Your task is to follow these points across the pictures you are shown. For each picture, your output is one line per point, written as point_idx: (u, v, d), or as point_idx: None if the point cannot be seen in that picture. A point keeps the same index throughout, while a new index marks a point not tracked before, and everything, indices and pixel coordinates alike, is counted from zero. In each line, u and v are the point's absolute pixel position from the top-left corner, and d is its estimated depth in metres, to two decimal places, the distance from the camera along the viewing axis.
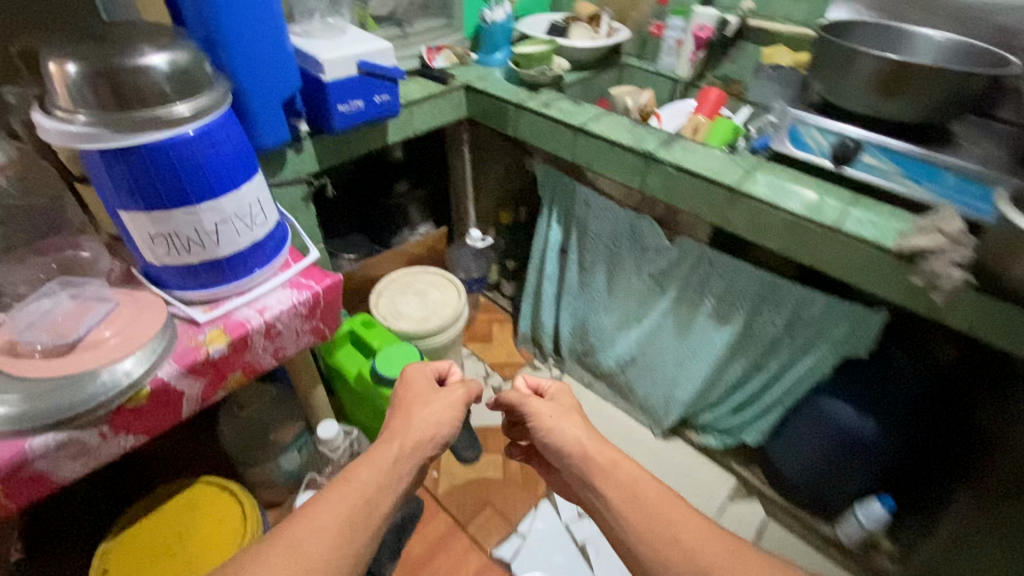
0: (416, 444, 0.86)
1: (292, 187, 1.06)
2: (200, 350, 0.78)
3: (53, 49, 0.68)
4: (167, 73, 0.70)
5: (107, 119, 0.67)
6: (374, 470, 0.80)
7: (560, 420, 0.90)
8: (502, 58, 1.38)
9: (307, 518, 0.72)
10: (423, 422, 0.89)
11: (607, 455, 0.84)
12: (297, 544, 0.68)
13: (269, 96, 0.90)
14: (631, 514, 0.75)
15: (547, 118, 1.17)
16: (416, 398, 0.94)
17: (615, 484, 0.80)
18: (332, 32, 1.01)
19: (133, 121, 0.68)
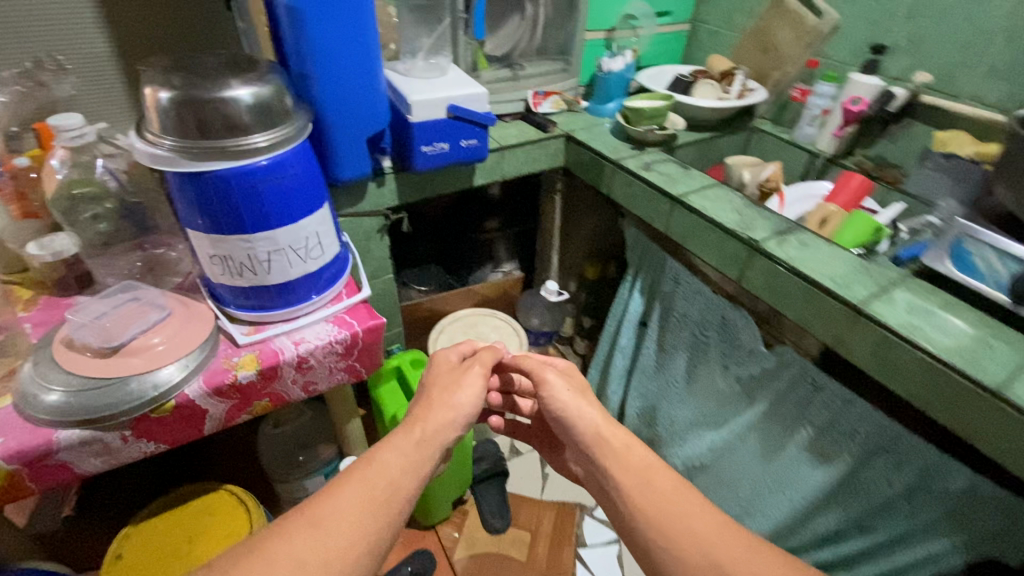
0: (441, 431, 0.75)
1: (369, 220, 1.07)
2: (229, 373, 0.78)
3: (157, 75, 0.73)
4: (249, 106, 0.72)
5: (187, 145, 0.71)
6: (399, 455, 0.69)
7: (572, 392, 0.84)
8: (614, 108, 1.29)
9: (328, 502, 0.62)
10: (445, 400, 0.79)
11: (619, 437, 0.75)
12: (319, 531, 0.59)
13: (354, 132, 0.91)
14: (643, 504, 0.66)
15: (644, 182, 1.05)
16: (440, 376, 0.85)
17: (628, 468, 0.70)
18: (433, 73, 1.03)
19: (209, 148, 0.71)
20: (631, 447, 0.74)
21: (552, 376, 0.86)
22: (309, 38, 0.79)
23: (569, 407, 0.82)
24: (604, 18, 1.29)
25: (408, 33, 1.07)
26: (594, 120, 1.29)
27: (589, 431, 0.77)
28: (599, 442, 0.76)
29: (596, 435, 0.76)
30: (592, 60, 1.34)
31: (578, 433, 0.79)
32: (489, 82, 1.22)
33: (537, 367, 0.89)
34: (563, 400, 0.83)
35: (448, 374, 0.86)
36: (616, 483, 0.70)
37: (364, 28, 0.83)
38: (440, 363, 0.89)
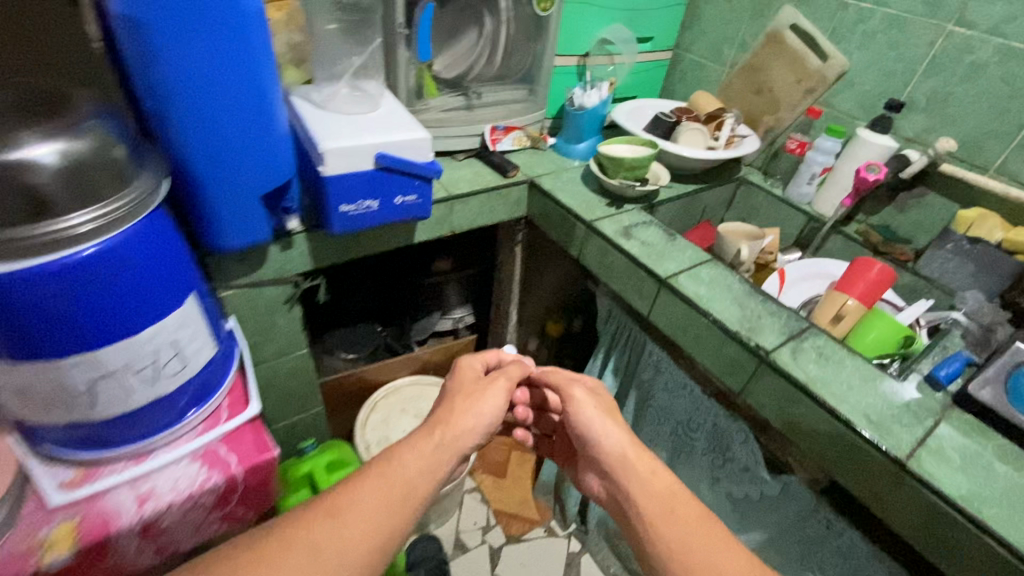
0: (466, 432, 0.63)
1: (269, 294, 0.81)
2: (28, 559, 0.52)
3: None
4: (53, 170, 0.47)
5: None
6: (421, 454, 0.57)
7: (599, 410, 0.71)
8: (586, 149, 1.10)
9: (347, 496, 0.51)
10: (468, 409, 0.66)
11: (643, 458, 0.64)
12: (337, 525, 0.48)
13: (244, 190, 0.66)
14: (665, 533, 0.55)
15: (624, 253, 0.85)
16: (462, 377, 0.72)
17: (650, 491, 0.59)
18: (358, 104, 0.77)
19: None
20: (654, 470, 0.62)
21: (579, 393, 0.73)
22: (159, 64, 0.53)
23: (594, 427, 0.69)
24: (578, 42, 1.08)
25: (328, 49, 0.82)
26: (562, 164, 1.08)
27: (614, 451, 0.65)
28: (622, 461, 0.64)
29: (621, 455, 0.65)
30: (562, 89, 1.13)
31: (599, 452, 0.67)
32: (438, 112, 0.99)
33: (563, 382, 0.76)
34: (585, 417, 0.71)
35: (473, 379, 0.72)
36: (635, 506, 0.59)
37: (250, 51, 0.57)
38: (464, 368, 0.74)
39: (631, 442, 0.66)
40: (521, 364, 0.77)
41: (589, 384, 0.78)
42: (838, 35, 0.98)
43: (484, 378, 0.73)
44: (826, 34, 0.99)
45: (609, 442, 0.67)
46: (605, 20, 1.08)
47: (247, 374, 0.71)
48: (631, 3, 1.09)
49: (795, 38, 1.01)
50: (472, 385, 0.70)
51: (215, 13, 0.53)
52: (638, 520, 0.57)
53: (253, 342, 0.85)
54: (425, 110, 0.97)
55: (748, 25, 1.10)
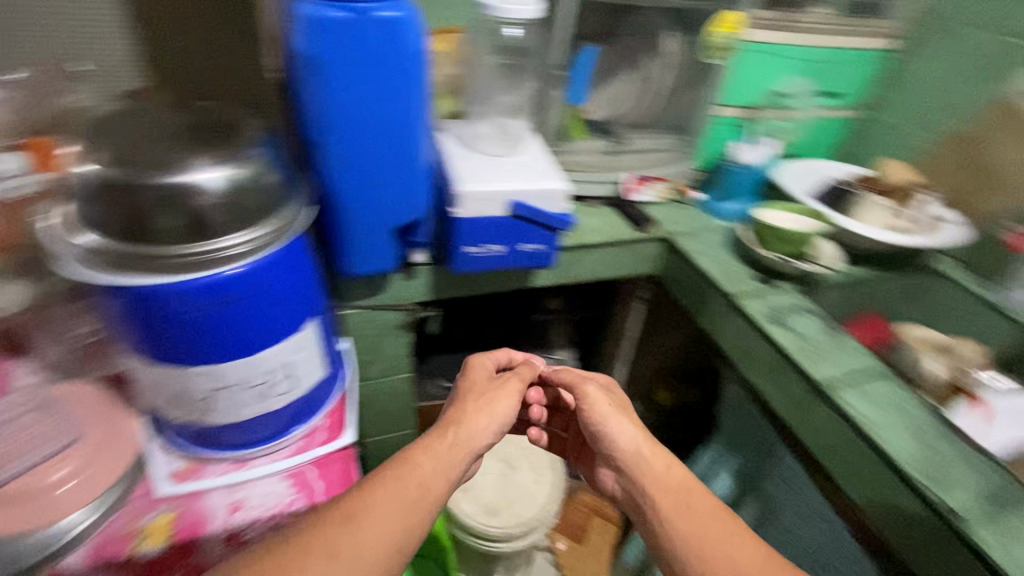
0: (481, 432, 0.60)
1: (383, 318, 0.82)
2: (129, 543, 0.54)
3: (104, 138, 0.52)
4: (218, 195, 0.50)
5: (120, 245, 0.49)
6: (434, 454, 0.55)
7: (611, 408, 0.66)
8: (736, 210, 0.98)
9: (363, 501, 0.49)
10: (481, 410, 0.62)
11: (659, 453, 0.62)
12: (354, 534, 0.47)
13: (377, 221, 0.66)
14: (681, 523, 0.55)
15: (769, 343, 0.73)
16: (475, 377, 0.67)
17: (666, 488, 0.58)
18: (501, 145, 0.75)
19: (149, 255, 0.49)
20: (667, 462, 0.60)
21: (592, 391, 0.67)
22: (324, 99, 0.55)
23: (609, 426, 0.65)
24: (748, 92, 0.97)
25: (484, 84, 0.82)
26: (706, 222, 0.97)
27: (627, 447, 0.63)
28: (637, 457, 0.62)
29: (634, 452, 0.62)
30: (720, 141, 1.02)
31: (613, 448, 0.63)
32: (581, 154, 0.94)
33: (572, 378, 0.70)
34: (601, 414, 0.66)
35: (485, 379, 0.67)
36: (650, 499, 0.58)
37: (407, 92, 0.58)
38: (475, 366, 0.69)
39: (642, 436, 0.63)
40: (532, 364, 0.72)
41: (602, 379, 0.71)
42: None
43: (496, 378, 0.68)
44: None
45: (626, 441, 0.63)
46: (784, 72, 0.96)
47: (348, 401, 0.70)
48: (819, 54, 0.96)
49: None
50: (482, 385, 0.66)
51: (382, 55, 0.54)
52: (658, 516, 0.56)
53: (361, 360, 0.86)
54: (567, 150, 0.93)
55: (973, 89, 0.91)
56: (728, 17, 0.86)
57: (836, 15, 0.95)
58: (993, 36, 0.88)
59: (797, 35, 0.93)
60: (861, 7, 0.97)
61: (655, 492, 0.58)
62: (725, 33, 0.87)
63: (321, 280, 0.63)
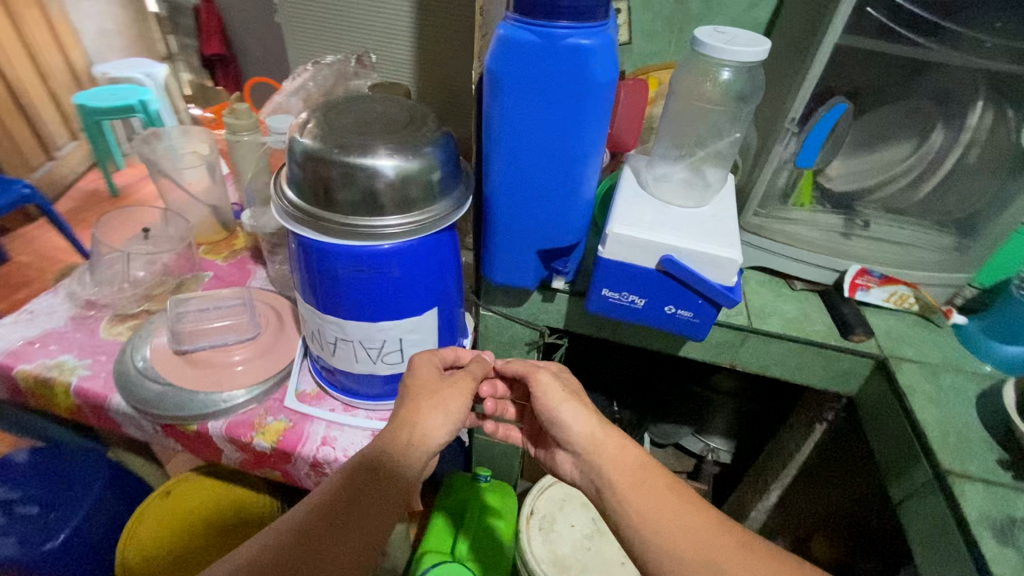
0: (436, 430, 0.61)
1: (515, 330, 0.83)
2: (251, 432, 0.67)
3: (324, 112, 0.61)
4: (389, 180, 0.55)
5: (305, 206, 0.57)
6: (405, 456, 0.57)
7: (565, 394, 0.66)
8: (1018, 357, 0.68)
9: (373, 480, 0.55)
10: (435, 408, 0.62)
11: (611, 434, 0.63)
12: (364, 509, 0.53)
13: (526, 237, 0.67)
14: (632, 496, 0.56)
15: (980, 561, 0.49)
16: (424, 372, 0.64)
17: (620, 464, 0.59)
18: (685, 193, 0.66)
19: (322, 220, 0.56)
20: (621, 443, 0.61)
21: (545, 378, 0.67)
22: (501, 114, 0.57)
23: (562, 413, 0.65)
24: None
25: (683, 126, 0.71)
26: (956, 359, 0.70)
27: (581, 432, 0.63)
28: (593, 442, 0.62)
29: (592, 437, 0.62)
30: (1022, 254, 0.73)
31: (568, 436, 0.64)
32: (797, 226, 0.78)
33: (525, 368, 0.69)
34: (552, 406, 0.65)
35: (436, 377, 0.64)
36: (606, 480, 0.59)
37: (581, 118, 0.56)
38: (421, 364, 0.65)
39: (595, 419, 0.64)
40: (482, 359, 0.70)
41: (554, 368, 0.71)
42: None
43: (447, 376, 0.65)
44: None
45: (580, 427, 0.63)
46: None
47: None
48: None
49: None
50: (433, 384, 0.63)
51: (563, 79, 0.53)
52: (610, 489, 0.58)
53: None
54: (779, 216, 0.78)
55: None
56: None
57: None
58: None
59: None
60: None
61: (613, 463, 0.60)
62: None
63: (453, 274, 0.67)
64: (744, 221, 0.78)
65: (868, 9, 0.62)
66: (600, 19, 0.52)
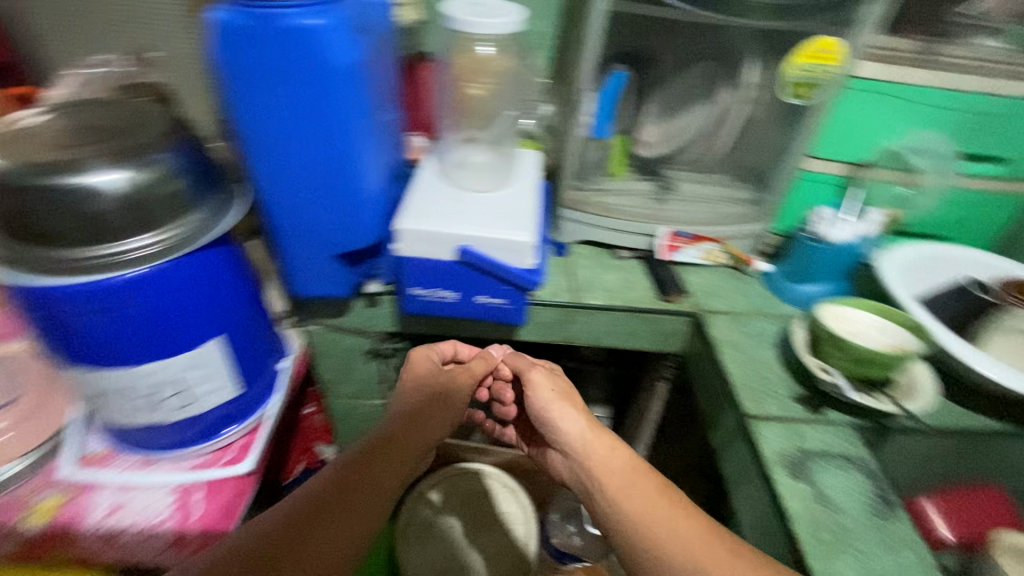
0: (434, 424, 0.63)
1: (347, 341, 0.77)
2: (18, 513, 0.58)
3: (33, 135, 0.52)
4: (111, 198, 0.47)
5: (18, 244, 0.49)
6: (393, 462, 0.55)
7: (554, 394, 0.63)
8: (810, 294, 0.74)
9: (383, 451, 0.55)
10: (435, 408, 0.63)
11: (606, 437, 0.57)
12: (375, 476, 0.52)
13: (318, 245, 0.60)
14: (622, 506, 0.50)
15: (772, 495, 0.52)
16: (423, 367, 0.66)
17: (614, 469, 0.54)
18: (483, 178, 0.63)
19: (41, 258, 0.48)
20: (614, 445, 0.56)
21: (537, 376, 0.64)
22: (242, 113, 0.50)
23: (550, 410, 0.62)
24: (854, 145, 0.72)
25: (467, 107, 0.67)
26: (762, 305, 0.75)
27: (574, 434, 0.58)
28: (585, 444, 0.57)
29: (586, 438, 0.58)
30: (808, 200, 0.78)
31: (558, 436, 0.60)
32: (613, 196, 0.78)
33: (522, 365, 0.67)
34: (541, 401, 0.63)
35: (428, 375, 0.65)
36: (597, 483, 0.53)
37: (335, 110, 0.51)
38: (420, 360, 0.67)
39: (591, 424, 0.59)
40: (484, 357, 0.70)
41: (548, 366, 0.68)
42: None
43: (443, 372, 0.66)
44: None
45: (569, 425, 0.59)
46: (913, 124, 0.70)
47: (265, 423, 0.67)
48: (978, 105, 0.67)
49: None
50: (430, 378, 0.65)
51: (299, 69, 0.48)
52: (601, 492, 0.52)
53: (328, 377, 0.82)
54: (596, 188, 0.79)
55: None
56: (823, 43, 0.63)
57: (1015, 51, 0.66)
58: None
59: (942, 77, 0.66)
60: None
61: (604, 466, 0.54)
62: (812, 66, 0.64)
63: (243, 297, 0.60)
64: (563, 196, 0.77)
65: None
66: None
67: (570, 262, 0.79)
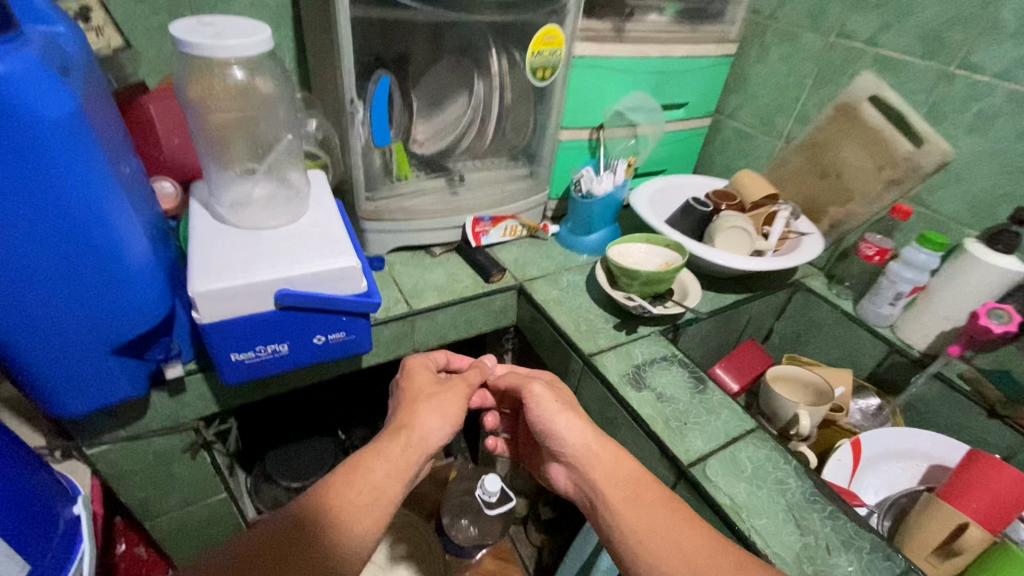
0: (433, 434, 0.54)
1: (154, 447, 0.62)
2: None
3: None
4: None
5: None
6: (390, 458, 0.50)
7: (560, 404, 0.59)
8: (596, 242, 0.88)
9: (378, 448, 0.51)
10: (432, 411, 0.56)
11: (608, 445, 0.56)
12: (368, 475, 0.48)
13: (80, 342, 0.47)
14: (630, 521, 0.49)
15: (627, 410, 0.62)
16: (418, 381, 0.60)
17: (615, 479, 0.53)
18: (271, 211, 0.57)
19: None
20: (617, 456, 0.54)
21: (540, 389, 0.61)
22: None
23: (555, 422, 0.59)
24: (590, 112, 0.87)
25: (230, 137, 0.59)
26: (565, 261, 0.86)
27: (576, 442, 0.56)
28: (588, 453, 0.55)
29: (587, 449, 0.56)
30: (568, 165, 0.92)
31: (562, 446, 0.57)
32: (411, 199, 0.79)
33: (519, 380, 0.63)
34: (548, 413, 0.59)
35: (426, 385, 0.59)
36: (600, 495, 0.52)
37: (61, 171, 0.40)
38: (415, 371, 0.61)
39: (597, 437, 0.56)
40: (482, 367, 0.64)
41: (544, 377, 0.65)
42: (936, 112, 0.74)
43: (439, 382, 0.61)
44: (923, 110, 0.75)
45: (568, 434, 0.57)
46: (624, 88, 0.87)
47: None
48: (661, 66, 0.87)
49: (875, 113, 0.79)
50: (430, 388, 0.59)
51: None
52: (601, 502, 0.52)
53: (140, 497, 0.66)
54: (389, 195, 0.77)
55: (811, 93, 0.87)
56: (548, 32, 0.74)
57: (671, 22, 0.87)
58: (822, 37, 0.84)
59: (634, 47, 0.83)
60: (694, 12, 0.90)
61: (604, 481, 0.53)
62: (544, 52, 0.75)
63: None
64: (361, 211, 0.75)
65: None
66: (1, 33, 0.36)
67: (391, 274, 0.77)
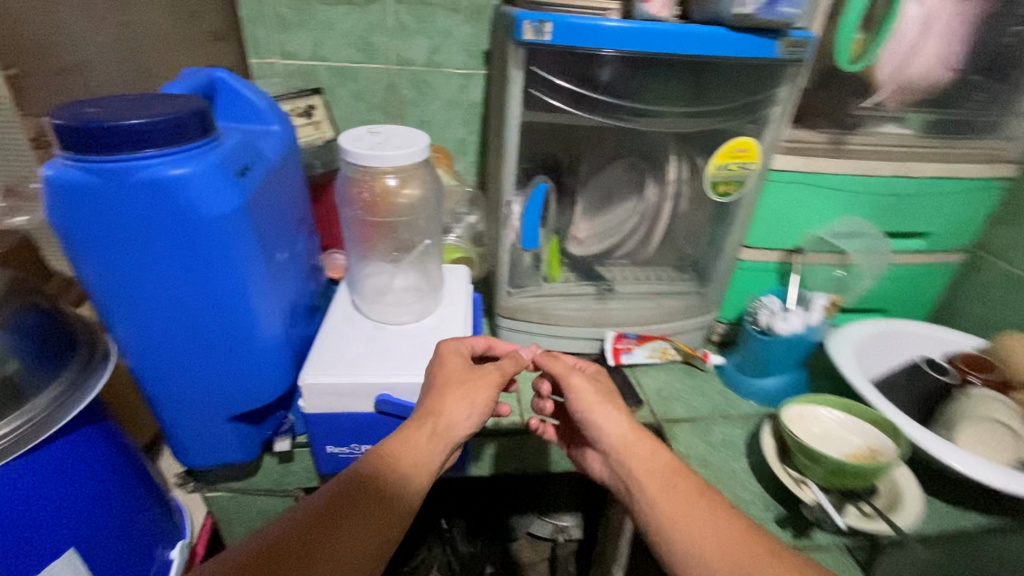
0: (462, 427, 0.45)
1: (260, 506, 0.64)
2: None
3: None
4: None
5: None
6: (416, 450, 0.41)
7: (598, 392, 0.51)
8: (770, 389, 0.70)
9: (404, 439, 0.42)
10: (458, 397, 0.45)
11: (645, 436, 0.48)
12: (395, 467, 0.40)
13: (208, 404, 0.50)
14: (674, 517, 0.41)
15: None
16: (449, 367, 0.47)
17: (651, 469, 0.45)
18: (402, 306, 0.56)
19: None
20: (654, 447, 0.47)
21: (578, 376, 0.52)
22: (91, 270, 0.41)
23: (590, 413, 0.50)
24: (784, 232, 0.72)
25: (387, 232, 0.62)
26: (724, 405, 0.70)
27: (612, 433, 0.48)
28: (626, 444, 0.47)
29: (625, 439, 0.48)
30: (746, 288, 0.77)
31: (598, 439, 0.49)
32: (553, 302, 0.73)
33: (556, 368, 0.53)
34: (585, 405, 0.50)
35: (459, 371, 0.47)
36: (635, 487, 0.45)
37: (218, 255, 0.43)
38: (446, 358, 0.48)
39: (635, 424, 0.48)
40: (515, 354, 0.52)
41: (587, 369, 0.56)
42: None
43: (471, 371, 0.48)
44: None
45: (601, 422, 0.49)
46: (836, 210, 0.70)
47: None
48: (892, 187, 0.69)
49: None
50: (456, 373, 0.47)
51: (162, 221, 0.40)
52: (639, 497, 0.44)
53: None
54: (534, 294, 0.73)
55: None
56: (740, 144, 0.64)
57: (916, 135, 0.69)
58: None
59: (855, 163, 0.67)
60: (952, 124, 0.70)
61: (642, 475, 0.45)
62: (731, 166, 0.64)
63: (102, 497, 0.47)
64: (500, 306, 0.72)
65: (532, 68, 0.58)
66: (196, 140, 0.40)
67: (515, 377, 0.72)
